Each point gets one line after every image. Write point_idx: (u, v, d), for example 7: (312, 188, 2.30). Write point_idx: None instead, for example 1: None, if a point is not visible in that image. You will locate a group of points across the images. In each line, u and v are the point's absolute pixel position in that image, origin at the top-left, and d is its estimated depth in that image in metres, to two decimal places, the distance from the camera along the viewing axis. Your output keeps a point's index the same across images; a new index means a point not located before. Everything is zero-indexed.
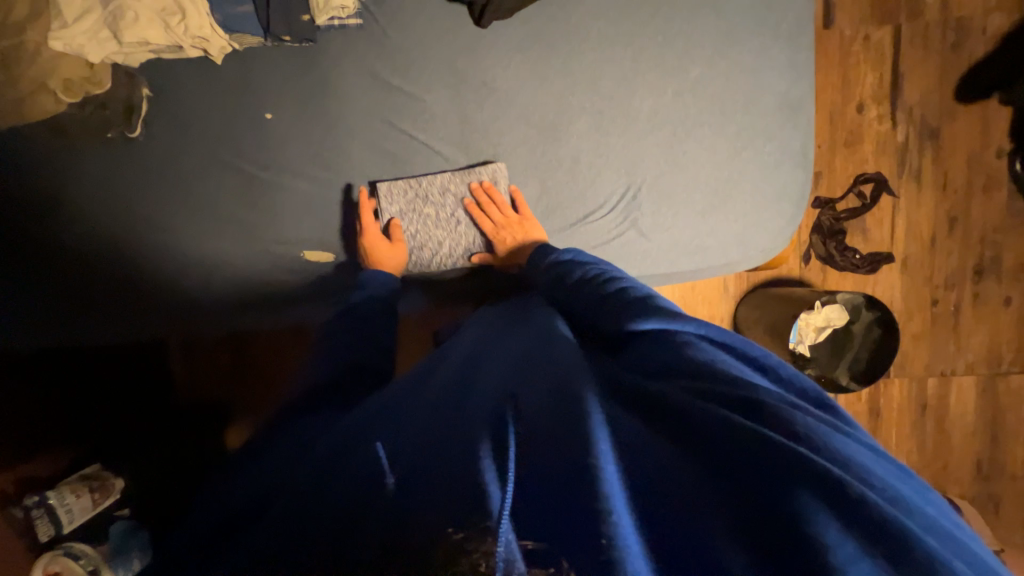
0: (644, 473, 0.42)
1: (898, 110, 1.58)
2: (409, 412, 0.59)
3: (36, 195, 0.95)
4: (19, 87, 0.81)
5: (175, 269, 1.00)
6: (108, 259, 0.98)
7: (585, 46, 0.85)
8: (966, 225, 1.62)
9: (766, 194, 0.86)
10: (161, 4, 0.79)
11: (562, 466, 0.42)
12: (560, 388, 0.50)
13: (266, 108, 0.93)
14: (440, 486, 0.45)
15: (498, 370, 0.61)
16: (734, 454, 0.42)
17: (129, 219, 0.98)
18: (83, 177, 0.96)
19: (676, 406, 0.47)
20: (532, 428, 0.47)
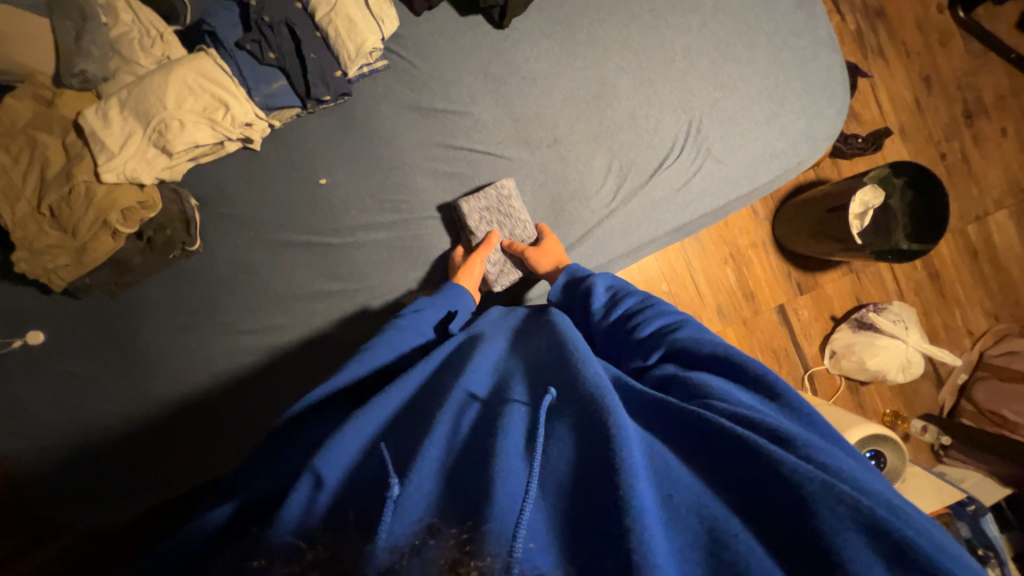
0: (669, 485, 0.39)
1: (842, 3, 1.70)
2: (421, 417, 0.51)
3: (99, 338, 0.90)
4: (80, 235, 0.80)
5: (195, 372, 0.91)
6: (139, 372, 0.90)
7: (603, 14, 0.89)
8: (940, 80, 1.73)
9: (815, 85, 0.90)
10: (202, 104, 0.79)
11: (587, 485, 0.39)
12: (588, 416, 0.43)
13: (319, 174, 0.92)
14: (462, 498, 0.39)
15: (518, 380, 0.53)
16: (765, 475, 0.37)
17: (155, 321, 0.91)
18: (145, 305, 0.91)
19: (694, 421, 0.42)
20: (556, 450, 0.42)
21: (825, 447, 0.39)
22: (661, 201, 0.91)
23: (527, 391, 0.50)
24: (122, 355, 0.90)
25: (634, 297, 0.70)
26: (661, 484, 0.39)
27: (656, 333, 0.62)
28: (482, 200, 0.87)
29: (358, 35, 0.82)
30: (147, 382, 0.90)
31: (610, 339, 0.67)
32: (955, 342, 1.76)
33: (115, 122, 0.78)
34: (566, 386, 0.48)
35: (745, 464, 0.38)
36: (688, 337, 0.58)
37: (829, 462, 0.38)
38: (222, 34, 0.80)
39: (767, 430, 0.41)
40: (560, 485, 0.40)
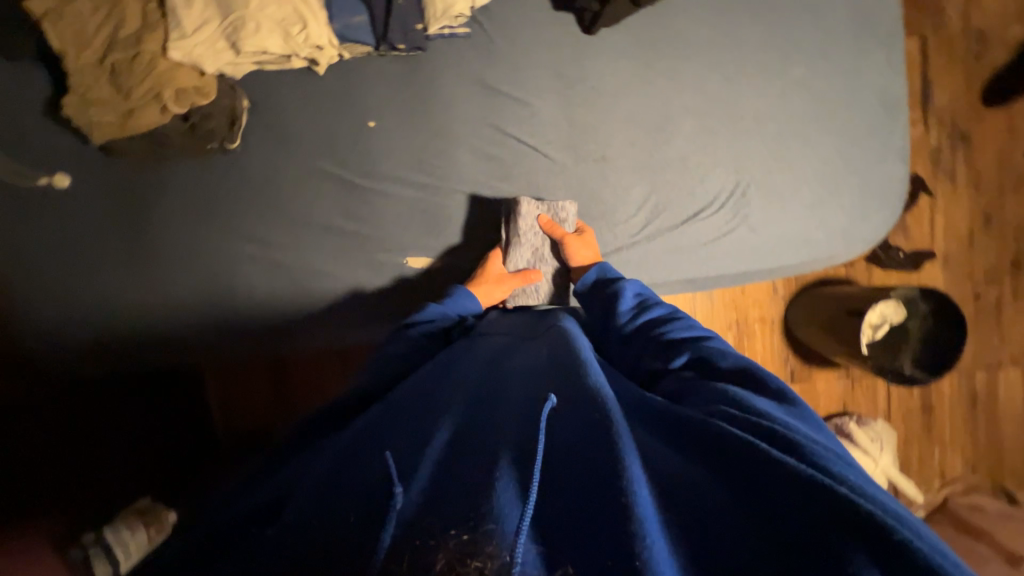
0: (673, 486, 0.39)
1: (930, 115, 1.66)
2: (409, 417, 0.53)
3: (121, 205, 0.93)
4: (131, 99, 0.82)
5: (199, 266, 0.94)
6: (144, 250, 0.93)
7: (690, 52, 0.88)
8: (1000, 222, 1.69)
9: (870, 188, 0.89)
10: (282, 15, 0.80)
11: (590, 480, 0.39)
12: (589, 422, 0.44)
13: (369, 116, 0.93)
14: (457, 487, 0.40)
15: (522, 380, 0.55)
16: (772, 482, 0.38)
17: (174, 206, 0.93)
18: (170, 187, 0.93)
19: (707, 433, 0.44)
20: (556, 449, 0.43)
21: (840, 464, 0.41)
22: (683, 249, 0.90)
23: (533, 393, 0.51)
24: (134, 230, 0.93)
25: (660, 313, 0.73)
26: (669, 482, 0.40)
27: (681, 341, 0.65)
28: (540, 207, 0.88)
29: None
30: (151, 259, 0.93)
31: (633, 348, 0.69)
32: (925, 479, 1.73)
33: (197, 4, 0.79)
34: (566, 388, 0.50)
35: (750, 473, 0.39)
36: (710, 355, 0.61)
37: (841, 474, 0.40)
38: None
39: (784, 447, 0.42)
40: (562, 474, 0.41)
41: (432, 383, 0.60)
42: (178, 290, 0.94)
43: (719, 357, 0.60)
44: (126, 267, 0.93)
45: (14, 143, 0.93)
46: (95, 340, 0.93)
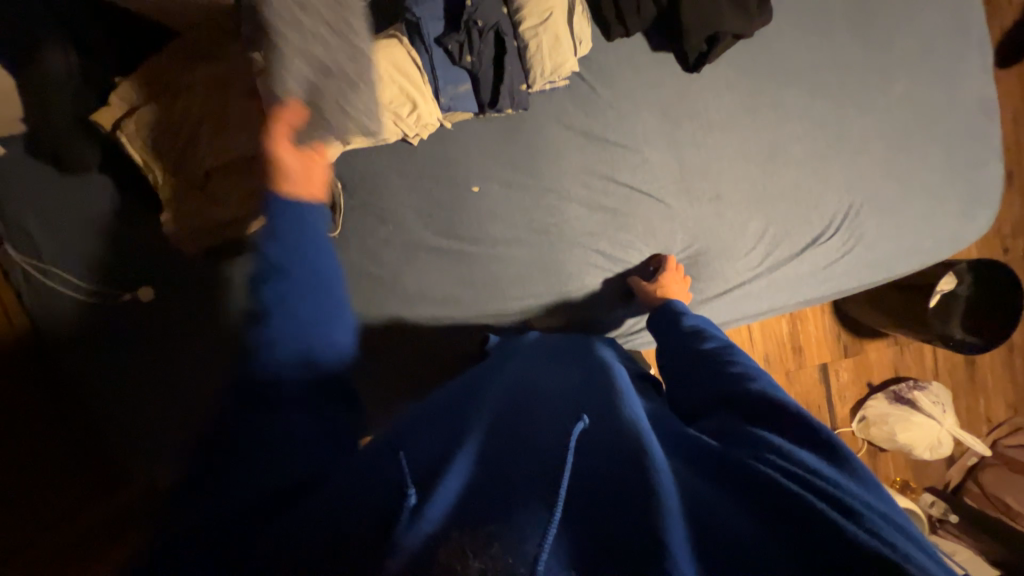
0: (712, 520, 0.42)
1: None
2: (446, 427, 0.55)
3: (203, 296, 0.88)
4: (241, 209, 0.78)
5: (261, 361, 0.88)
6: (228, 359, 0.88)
7: (793, 78, 0.87)
8: (1022, 177, 1.77)
9: (975, 191, 0.91)
10: (388, 96, 0.75)
11: (632, 504, 0.41)
12: (626, 448, 0.47)
13: (472, 181, 0.89)
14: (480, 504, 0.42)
15: (555, 403, 0.58)
16: (805, 523, 0.41)
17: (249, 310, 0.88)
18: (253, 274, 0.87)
19: (733, 466, 0.47)
20: (591, 475, 0.45)
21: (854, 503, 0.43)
22: (803, 273, 0.91)
23: (564, 415, 0.53)
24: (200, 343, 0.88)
25: (713, 339, 0.73)
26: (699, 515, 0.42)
27: (739, 371, 0.64)
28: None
29: (560, 55, 0.78)
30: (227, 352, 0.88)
31: (686, 370, 0.71)
32: (974, 427, 1.85)
33: None
34: (600, 420, 0.52)
35: (783, 506, 0.43)
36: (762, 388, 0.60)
37: (850, 508, 0.42)
38: (426, 26, 0.75)
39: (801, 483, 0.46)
40: (597, 508, 0.42)
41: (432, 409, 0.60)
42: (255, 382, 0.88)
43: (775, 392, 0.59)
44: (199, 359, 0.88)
45: (90, 259, 0.86)
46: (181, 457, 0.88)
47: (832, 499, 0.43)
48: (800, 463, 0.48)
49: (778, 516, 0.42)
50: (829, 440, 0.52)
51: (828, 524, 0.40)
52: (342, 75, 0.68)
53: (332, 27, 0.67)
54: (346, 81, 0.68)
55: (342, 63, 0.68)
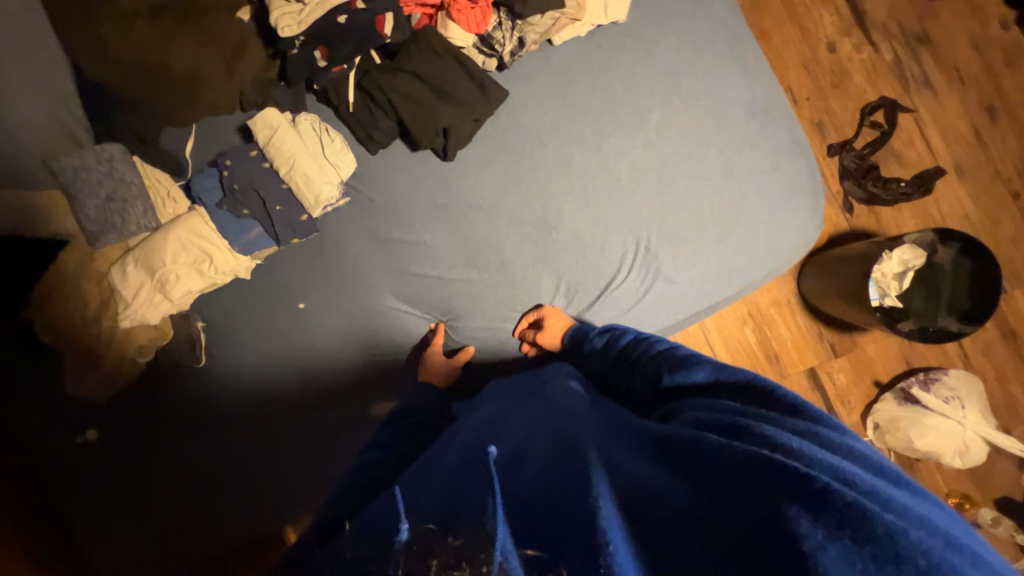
0: (642, 499, 0.47)
1: (873, 32, 1.51)
2: (416, 482, 0.66)
3: (122, 419, 1.03)
4: (108, 363, 0.98)
5: (172, 466, 1.03)
6: (180, 469, 1.03)
7: (547, 137, 0.90)
8: (1006, 108, 1.49)
9: (778, 195, 0.83)
10: (193, 257, 0.93)
11: (566, 489, 0.49)
12: (567, 445, 0.56)
13: (298, 299, 1.01)
14: (458, 515, 0.51)
15: (503, 432, 0.67)
16: (732, 465, 0.47)
17: (163, 424, 1.03)
18: (163, 402, 1.03)
19: (676, 440, 0.53)
20: (540, 471, 0.53)
21: (780, 434, 0.49)
22: (610, 319, 0.89)
23: (510, 446, 0.61)
24: (147, 474, 1.03)
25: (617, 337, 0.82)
26: (632, 485, 0.49)
27: (664, 350, 0.73)
28: (89, 188, 0.92)
29: (315, 188, 0.91)
30: (147, 460, 1.03)
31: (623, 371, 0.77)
32: None
33: (130, 276, 0.94)
34: (549, 426, 0.62)
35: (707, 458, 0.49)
36: (659, 376, 0.70)
37: (787, 445, 0.48)
38: (205, 197, 0.93)
39: (738, 434, 0.51)
40: (537, 492, 0.51)
41: (429, 460, 0.71)
42: (169, 485, 1.03)
43: (672, 370, 0.69)
44: (121, 466, 1.03)
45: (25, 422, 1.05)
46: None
47: (766, 442, 0.49)
48: (747, 416, 0.54)
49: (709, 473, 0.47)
50: (749, 374, 0.61)
51: (749, 461, 0.46)
52: (119, 215, 0.94)
53: (117, 210, 0.93)
54: (123, 216, 0.94)
55: (131, 228, 0.94)
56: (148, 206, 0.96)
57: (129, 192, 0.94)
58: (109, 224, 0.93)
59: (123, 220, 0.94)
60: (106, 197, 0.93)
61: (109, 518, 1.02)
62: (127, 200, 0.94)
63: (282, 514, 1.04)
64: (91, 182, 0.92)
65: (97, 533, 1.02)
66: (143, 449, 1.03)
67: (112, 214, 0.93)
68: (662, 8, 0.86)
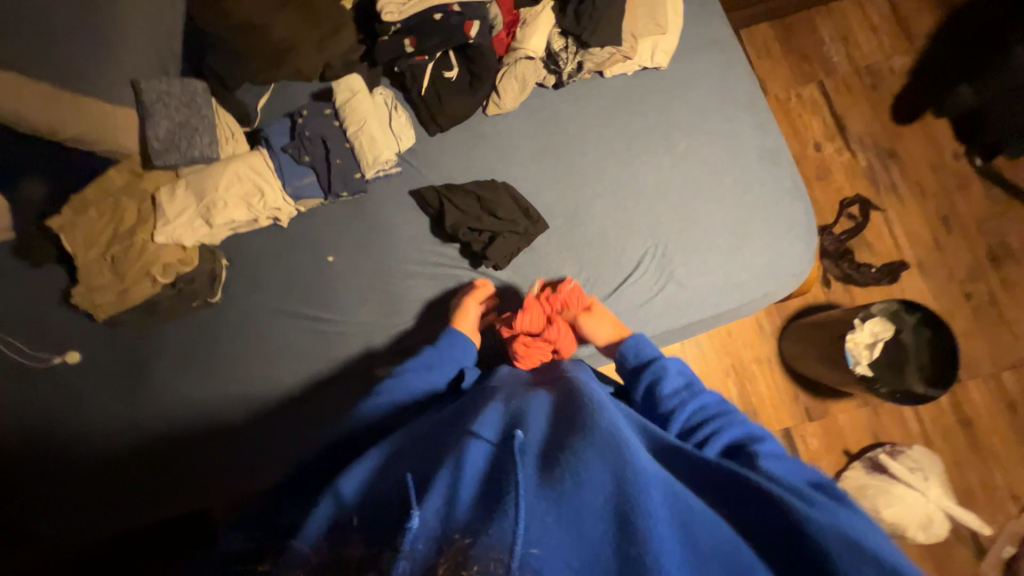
0: (694, 526, 0.44)
1: (851, 142, 1.79)
2: (422, 452, 0.58)
3: (126, 341, 1.04)
4: (126, 280, 0.98)
5: (162, 397, 1.03)
6: (166, 401, 1.02)
7: (586, 148, 1.03)
8: (960, 222, 1.72)
9: (779, 226, 0.96)
10: (245, 190, 0.99)
11: (605, 506, 0.45)
12: (608, 443, 0.51)
13: (327, 252, 1.05)
14: (475, 510, 0.44)
15: (526, 412, 0.61)
16: (776, 511, 0.47)
17: (164, 350, 1.04)
18: (169, 333, 1.05)
19: (731, 477, 0.52)
20: (569, 467, 0.48)
21: (834, 507, 0.51)
22: (622, 311, 0.96)
23: (532, 430, 0.56)
24: (132, 398, 1.03)
25: (683, 412, 0.73)
26: (683, 513, 0.45)
27: (698, 414, 0.72)
28: (166, 113, 0.99)
29: (376, 148, 1.00)
30: (140, 384, 1.03)
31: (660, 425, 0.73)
32: (994, 506, 1.52)
33: (178, 197, 0.99)
34: (582, 422, 0.55)
35: (768, 510, 0.47)
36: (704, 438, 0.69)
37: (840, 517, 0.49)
38: (273, 140, 1.02)
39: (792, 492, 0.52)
40: (562, 499, 0.45)
41: (433, 431, 0.63)
42: (154, 414, 1.02)
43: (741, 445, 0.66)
44: (110, 388, 1.03)
45: (30, 332, 1.04)
46: (115, 520, 0.99)
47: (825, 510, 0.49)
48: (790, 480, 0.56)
49: (771, 527, 0.46)
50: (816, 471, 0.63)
51: (796, 514, 0.46)
52: (187, 141, 1.01)
53: (187, 138, 1.01)
54: (189, 142, 1.01)
55: (194, 155, 1.01)
56: (214, 141, 1.03)
57: (201, 125, 1.02)
58: (174, 147, 0.99)
59: (187, 146, 1.00)
60: (182, 124, 1.00)
61: (85, 436, 1.02)
62: (197, 131, 1.01)
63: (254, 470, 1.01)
64: (171, 108, 0.99)
65: (69, 448, 1.01)
66: (140, 371, 1.03)
67: (182, 140, 1.00)
68: (695, 64, 1.04)
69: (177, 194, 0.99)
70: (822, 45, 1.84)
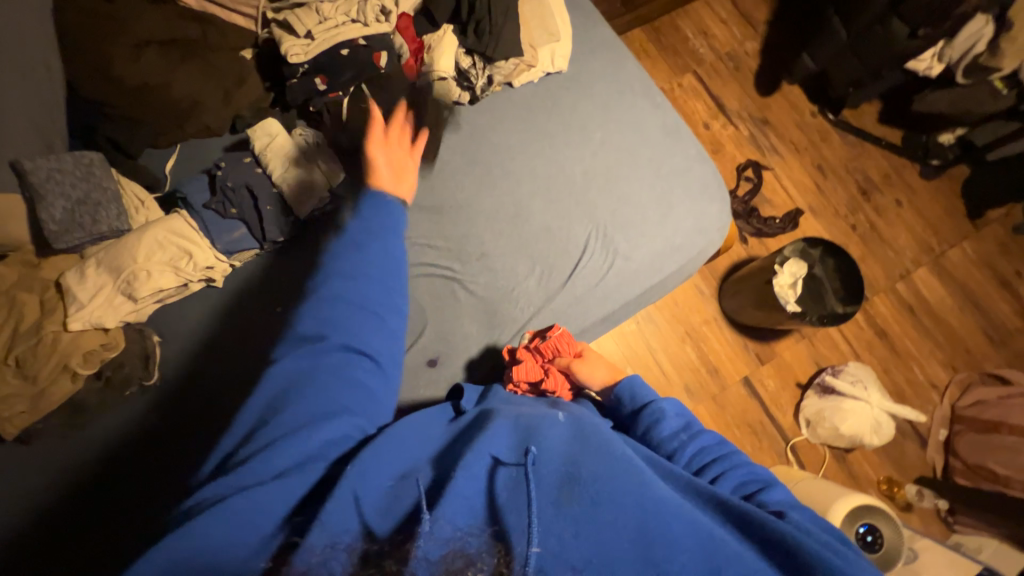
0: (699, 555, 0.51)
1: (732, 117, 2.05)
2: (432, 467, 0.62)
3: (47, 453, 0.90)
4: (40, 381, 0.87)
5: (103, 506, 0.89)
6: (108, 508, 0.89)
7: (513, 152, 1.09)
8: (831, 167, 2.01)
9: (696, 190, 1.08)
10: (170, 255, 0.92)
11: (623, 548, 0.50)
12: (630, 482, 0.54)
13: (274, 301, 0.99)
14: (505, 528, 0.50)
15: (541, 430, 0.63)
16: (779, 546, 0.53)
17: (98, 451, 0.91)
18: (101, 434, 0.92)
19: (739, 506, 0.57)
20: (592, 505, 0.52)
21: (832, 543, 0.56)
22: (581, 294, 1.02)
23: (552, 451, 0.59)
24: (65, 518, 0.88)
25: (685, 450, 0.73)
26: (694, 549, 0.51)
27: (702, 456, 0.72)
28: (59, 189, 0.90)
29: (307, 187, 0.99)
30: (73, 499, 0.89)
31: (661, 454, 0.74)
32: (922, 398, 1.75)
33: (90, 277, 0.89)
34: (601, 451, 0.58)
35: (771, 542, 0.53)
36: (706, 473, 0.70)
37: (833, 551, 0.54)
38: (192, 199, 0.98)
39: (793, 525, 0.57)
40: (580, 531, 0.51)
41: (440, 447, 0.65)
42: (96, 530, 0.88)
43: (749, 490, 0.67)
44: (35, 512, 0.88)
45: None
46: None
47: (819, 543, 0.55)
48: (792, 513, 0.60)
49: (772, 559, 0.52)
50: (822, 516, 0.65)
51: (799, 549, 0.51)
52: (88, 215, 0.92)
53: (89, 212, 0.92)
54: (92, 216, 0.92)
55: (101, 229, 0.92)
56: (122, 211, 0.95)
57: (105, 196, 0.94)
58: (76, 225, 0.91)
59: (91, 221, 0.92)
60: (81, 199, 0.92)
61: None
62: (99, 204, 0.93)
63: None
64: (64, 185, 0.90)
65: None
66: (71, 484, 0.89)
67: (83, 216, 0.91)
68: (591, 64, 1.15)
69: (88, 273, 0.89)
70: (688, 41, 2.11)
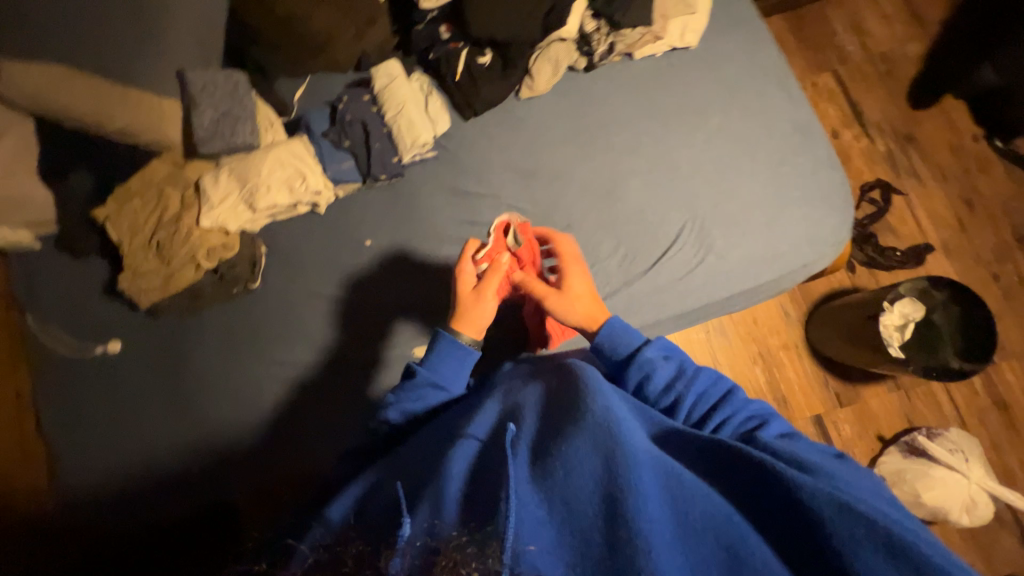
0: (689, 515, 0.43)
1: (869, 128, 1.80)
2: (426, 452, 0.60)
3: (166, 329, 1.05)
4: (172, 264, 1.01)
5: (199, 383, 1.02)
6: (205, 386, 1.02)
7: (619, 127, 1.05)
8: (983, 204, 1.72)
9: (816, 196, 0.97)
10: (287, 175, 1.01)
11: (598, 498, 0.44)
12: (597, 430, 0.49)
13: (365, 237, 1.07)
14: (479, 504, 0.45)
15: (515, 408, 0.59)
16: (805, 507, 0.42)
17: (204, 336, 1.04)
18: (207, 322, 1.05)
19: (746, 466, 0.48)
20: (559, 460, 0.47)
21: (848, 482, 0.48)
22: (662, 285, 0.97)
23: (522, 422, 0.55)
24: (171, 385, 1.02)
25: (695, 404, 0.65)
26: (678, 503, 0.44)
27: (713, 407, 0.65)
28: (210, 101, 1.01)
29: (414, 131, 1.03)
30: (179, 371, 1.03)
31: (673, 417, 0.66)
32: None
33: (222, 183, 1.01)
34: (570, 410, 0.53)
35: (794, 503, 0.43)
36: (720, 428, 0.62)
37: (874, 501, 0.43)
38: (314, 127, 1.06)
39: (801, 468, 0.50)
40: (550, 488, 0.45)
41: (429, 439, 0.64)
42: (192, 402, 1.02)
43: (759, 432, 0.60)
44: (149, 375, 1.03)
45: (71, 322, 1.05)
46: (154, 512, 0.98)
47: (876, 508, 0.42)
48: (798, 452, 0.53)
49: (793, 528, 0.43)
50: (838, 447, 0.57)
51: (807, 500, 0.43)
52: (228, 128, 1.03)
53: (228, 125, 1.03)
54: (230, 130, 1.03)
55: (234, 142, 1.03)
56: (253, 128, 1.04)
57: (242, 112, 1.04)
58: (217, 135, 1.02)
59: (228, 133, 1.03)
60: (224, 113, 1.03)
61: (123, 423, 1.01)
62: (238, 119, 1.03)
63: (295, 454, 1.00)
64: (215, 97, 1.02)
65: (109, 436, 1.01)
66: (179, 357, 1.03)
67: (223, 128, 1.02)
68: (723, 44, 1.06)
69: (221, 180, 1.01)
70: (836, 36, 1.87)
